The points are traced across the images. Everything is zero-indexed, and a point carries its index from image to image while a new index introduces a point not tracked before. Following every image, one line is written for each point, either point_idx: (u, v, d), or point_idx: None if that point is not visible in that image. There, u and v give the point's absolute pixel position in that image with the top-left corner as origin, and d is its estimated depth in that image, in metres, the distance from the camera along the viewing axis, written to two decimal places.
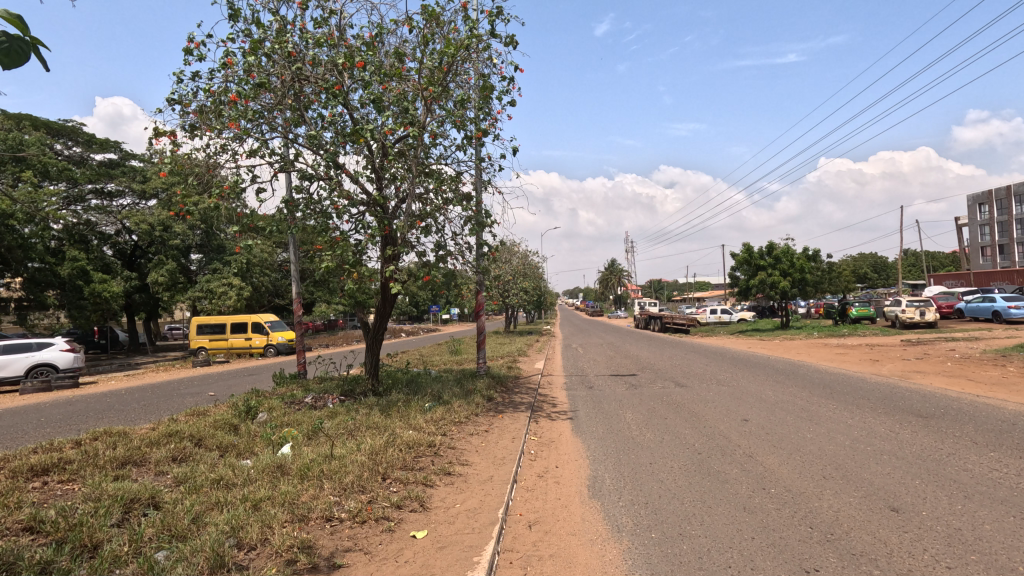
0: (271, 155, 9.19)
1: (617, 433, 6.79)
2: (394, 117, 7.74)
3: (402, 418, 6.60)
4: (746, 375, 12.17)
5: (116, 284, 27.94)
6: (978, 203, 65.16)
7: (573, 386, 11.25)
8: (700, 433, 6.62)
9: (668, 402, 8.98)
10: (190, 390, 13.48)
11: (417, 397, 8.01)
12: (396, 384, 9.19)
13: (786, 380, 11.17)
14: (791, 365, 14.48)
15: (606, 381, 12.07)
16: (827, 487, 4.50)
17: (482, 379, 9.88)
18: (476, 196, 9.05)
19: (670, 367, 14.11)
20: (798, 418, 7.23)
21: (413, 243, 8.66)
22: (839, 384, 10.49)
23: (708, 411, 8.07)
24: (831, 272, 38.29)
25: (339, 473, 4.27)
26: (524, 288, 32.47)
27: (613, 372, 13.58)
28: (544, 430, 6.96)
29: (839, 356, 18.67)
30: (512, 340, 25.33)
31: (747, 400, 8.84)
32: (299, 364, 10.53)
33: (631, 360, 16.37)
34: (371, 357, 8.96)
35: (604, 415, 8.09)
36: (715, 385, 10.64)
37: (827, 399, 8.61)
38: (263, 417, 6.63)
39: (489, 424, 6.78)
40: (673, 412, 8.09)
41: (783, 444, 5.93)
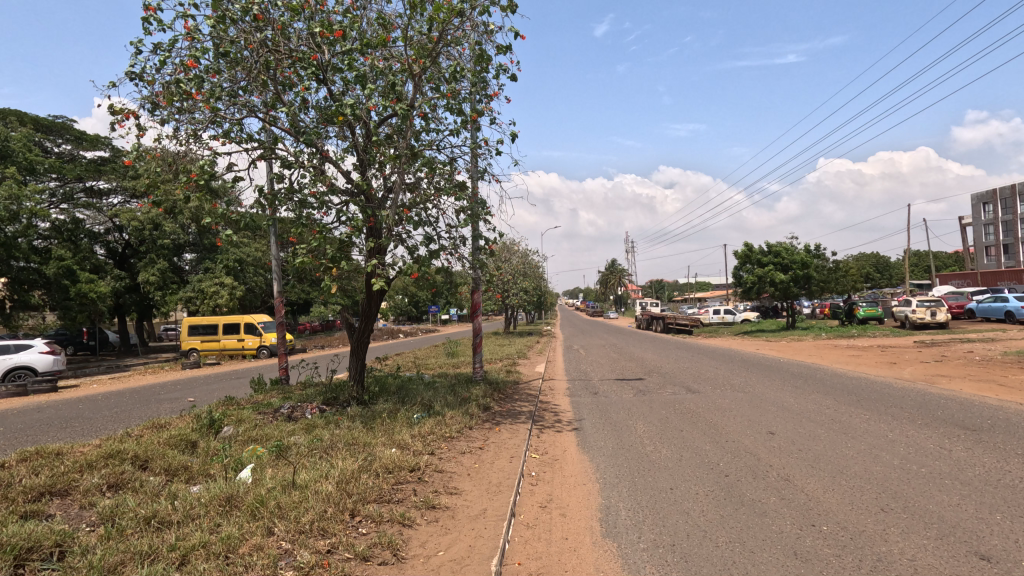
0: (248, 140, 8.42)
1: (628, 449, 6.04)
2: (379, 94, 6.98)
3: (385, 434, 5.83)
4: (761, 380, 11.39)
5: (104, 284, 27.14)
6: (983, 202, 64.37)
7: (577, 392, 10.48)
8: (723, 449, 5.86)
9: (682, 411, 8.23)
10: (170, 395, 12.68)
11: (406, 407, 7.24)
12: (384, 392, 8.39)
13: (805, 385, 10.40)
14: (806, 369, 13.69)
15: (611, 387, 11.30)
16: (891, 523, 3.73)
17: (478, 385, 9.08)
18: (472, 185, 8.27)
19: (679, 371, 13.33)
20: (831, 431, 6.47)
21: (401, 236, 7.86)
22: (864, 390, 9.72)
23: (728, 422, 7.30)
24: (837, 271, 37.48)
25: (299, 510, 3.50)
26: (524, 288, 31.69)
27: (618, 376, 12.82)
28: (546, 446, 6.19)
29: (853, 359, 17.89)
30: (512, 341, 24.59)
31: (769, 409, 8.08)
32: (281, 368, 9.72)
33: (636, 363, 15.63)
34: (357, 362, 8.13)
35: (612, 427, 7.31)
36: (730, 392, 9.87)
37: (857, 408, 7.84)
38: (229, 431, 5.85)
39: (485, 439, 6.00)
40: (688, 422, 7.33)
41: (821, 464, 5.16)
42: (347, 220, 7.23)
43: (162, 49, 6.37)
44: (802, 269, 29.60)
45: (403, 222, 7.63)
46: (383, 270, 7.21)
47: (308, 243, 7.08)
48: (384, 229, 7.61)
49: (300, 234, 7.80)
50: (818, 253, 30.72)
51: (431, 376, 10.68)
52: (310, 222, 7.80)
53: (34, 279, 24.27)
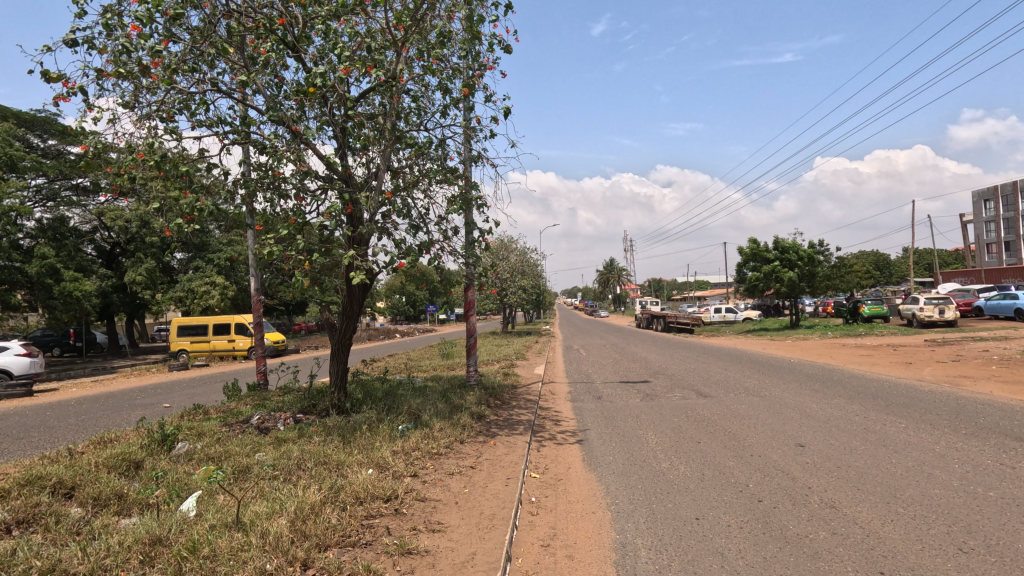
0: (219, 124, 7.67)
1: (641, 466, 5.32)
2: (357, 64, 6.27)
3: (363, 452, 5.08)
4: (775, 382, 10.65)
5: (90, 283, 26.28)
6: (984, 200, 63.76)
7: (579, 397, 9.75)
8: (749, 466, 5.14)
9: (696, 419, 7.50)
10: (145, 400, 11.90)
11: (390, 417, 6.50)
12: (368, 399, 7.64)
13: (825, 389, 9.67)
14: (820, 370, 12.96)
15: (617, 391, 10.54)
16: (977, 570, 3.01)
17: (472, 390, 8.34)
18: (464, 170, 7.54)
19: (685, 373, 12.62)
20: (868, 444, 5.75)
21: (385, 225, 7.09)
22: (890, 394, 9.01)
23: (749, 432, 6.55)
24: (842, 269, 36.76)
25: (234, 564, 2.74)
26: (522, 286, 30.93)
27: (623, 378, 12.07)
28: (547, 462, 5.45)
29: (865, 358, 17.17)
30: (510, 341, 23.84)
31: (792, 416, 7.36)
32: (260, 373, 8.95)
33: (640, 364, 14.91)
34: (338, 365, 7.38)
35: (621, 438, 6.58)
36: (746, 396, 9.13)
37: (889, 415, 7.11)
38: (184, 448, 5.09)
39: (477, 455, 5.25)
40: (706, 433, 6.58)
41: (869, 486, 4.44)
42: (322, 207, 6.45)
43: (110, 10, 5.65)
44: (808, 266, 29.10)
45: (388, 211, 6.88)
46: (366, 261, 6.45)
47: (278, 231, 6.31)
48: (365, 217, 6.85)
49: (268, 225, 6.96)
50: (824, 250, 30.01)
51: (423, 381, 9.91)
52: (276, 211, 6.94)
53: (16, 279, 23.40)
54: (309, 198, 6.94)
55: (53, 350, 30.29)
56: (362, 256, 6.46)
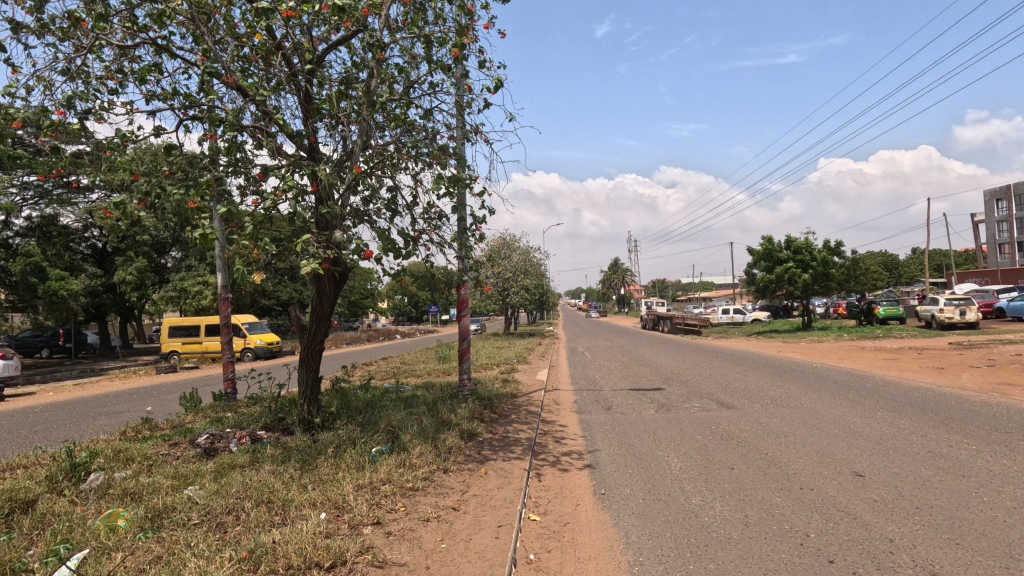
0: (171, 95, 6.65)
1: (666, 504, 4.28)
2: (322, 14, 5.28)
3: (319, 488, 4.05)
4: (803, 391, 9.59)
5: (77, 282, 25.32)
6: (997, 198, 62.25)
7: (587, 407, 8.73)
8: (804, 507, 4.08)
9: (724, 436, 6.43)
10: (112, 407, 10.90)
11: (365, 436, 5.48)
12: (343, 413, 6.59)
13: (862, 399, 8.60)
14: (847, 376, 11.86)
15: (627, 400, 9.48)
16: None
17: (464, 402, 7.30)
18: (455, 147, 6.50)
19: (701, 379, 11.59)
20: (944, 473, 4.71)
21: (359, 209, 6.04)
22: (940, 406, 7.97)
23: (791, 455, 5.51)
24: (855, 269, 35.58)
25: None
26: (525, 286, 29.92)
27: (632, 386, 11.03)
28: (551, 497, 4.41)
29: (890, 362, 16.10)
30: (512, 344, 22.83)
31: (837, 434, 6.28)
32: (226, 380, 7.94)
33: (650, 368, 13.90)
34: (310, 374, 6.32)
35: (638, 461, 5.55)
36: (775, 408, 8.08)
37: (952, 435, 6.05)
38: (97, 480, 4.09)
39: (463, 491, 4.21)
40: (741, 457, 5.51)
41: (973, 539, 3.40)
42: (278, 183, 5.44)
43: None
44: (822, 267, 28.04)
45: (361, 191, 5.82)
46: (332, 249, 5.44)
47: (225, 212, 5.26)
48: (334, 199, 5.80)
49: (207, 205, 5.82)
50: (838, 250, 28.91)
51: (413, 390, 8.86)
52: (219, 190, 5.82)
53: None
54: (265, 175, 5.89)
55: (41, 352, 29.44)
56: (327, 242, 5.43)
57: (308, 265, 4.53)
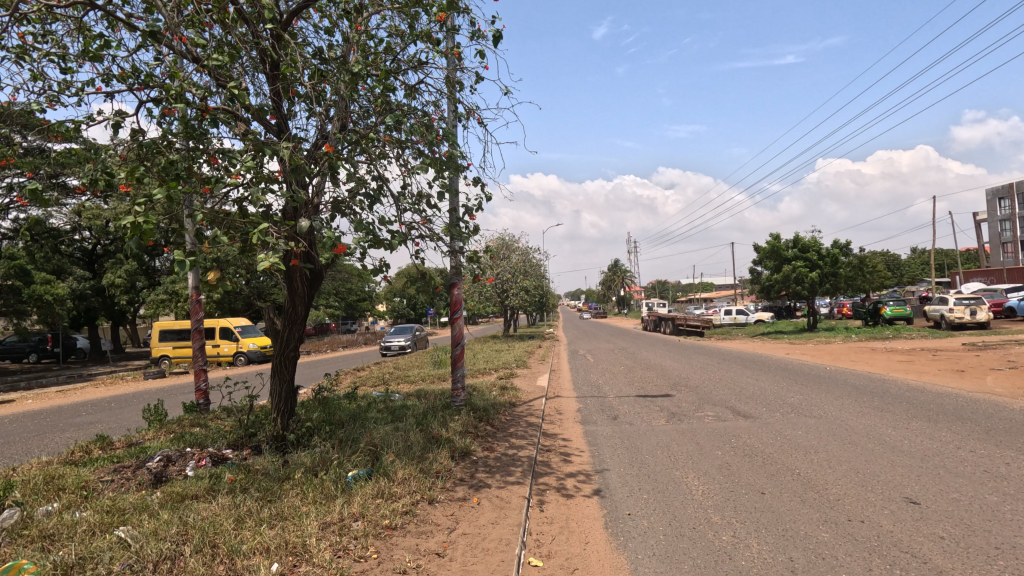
0: (127, 76, 5.93)
1: (692, 543, 3.59)
2: None
3: (278, 527, 3.38)
4: (824, 397, 8.93)
5: (63, 285, 24.62)
6: (1000, 197, 61.63)
7: (592, 417, 8.07)
8: (860, 548, 3.41)
9: (746, 452, 5.77)
10: (84, 417, 10.20)
11: (342, 456, 4.82)
12: (321, 428, 5.88)
13: (890, 406, 7.94)
14: (866, 380, 11.18)
15: (635, 408, 8.80)
16: None
17: (457, 413, 6.62)
18: (445, 131, 5.82)
19: (711, 384, 10.93)
20: (1013, 500, 4.05)
21: (335, 199, 5.35)
22: (977, 414, 7.30)
23: (827, 476, 4.84)
24: (861, 269, 34.96)
25: None
26: (525, 287, 29.25)
27: (639, 392, 10.35)
28: (555, 533, 3.74)
29: (906, 365, 15.45)
30: (511, 346, 22.17)
31: (875, 450, 5.59)
32: (198, 391, 7.25)
33: (656, 372, 13.25)
34: (286, 386, 5.67)
35: (652, 483, 4.89)
36: (797, 417, 7.41)
37: (1003, 450, 5.40)
38: (9, 520, 3.43)
39: (450, 528, 3.54)
40: (772, 479, 4.83)
41: None
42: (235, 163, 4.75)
43: None
44: (830, 266, 27.45)
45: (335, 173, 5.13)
46: (299, 239, 4.75)
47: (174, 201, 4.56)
48: (306, 187, 5.11)
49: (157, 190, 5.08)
50: (845, 249, 28.31)
51: (404, 400, 8.18)
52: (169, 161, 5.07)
53: None
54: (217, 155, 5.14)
55: (29, 357, 28.82)
56: (293, 234, 4.73)
57: (263, 261, 3.83)
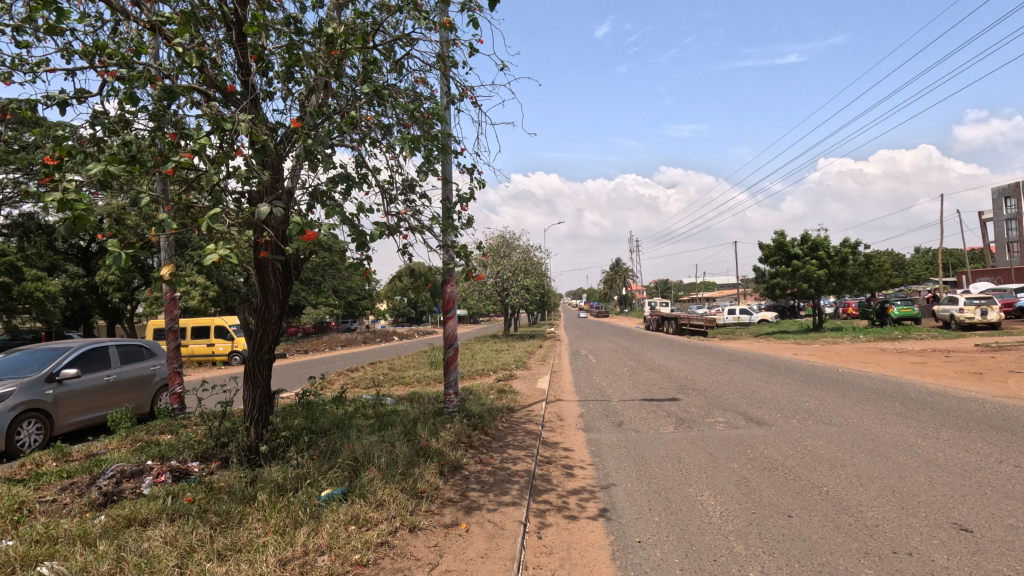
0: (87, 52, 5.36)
1: None
2: None
3: (232, 563, 2.88)
4: (841, 402, 8.42)
5: (55, 282, 24.11)
6: (1006, 195, 60.87)
7: (595, 423, 7.55)
8: None
9: (766, 465, 5.25)
10: (59, 420, 9.66)
11: (318, 472, 4.31)
12: (299, 438, 5.37)
13: (914, 412, 7.44)
14: (883, 383, 10.64)
15: (640, 413, 8.29)
16: None
17: (449, 421, 6.11)
18: (436, 113, 5.34)
19: (720, 387, 10.42)
20: None
21: (312, 186, 4.87)
22: (1009, 422, 6.80)
23: (862, 496, 4.33)
24: (867, 268, 34.41)
25: None
26: (526, 286, 28.73)
27: (644, 395, 9.83)
28: (556, 566, 3.24)
29: (919, 366, 14.93)
30: (510, 346, 21.64)
31: (909, 465, 5.06)
32: (173, 395, 6.76)
33: (661, 374, 12.74)
34: (261, 392, 5.15)
35: (665, 502, 4.38)
36: (818, 426, 6.86)
37: None
38: None
39: (435, 562, 3.05)
40: (800, 501, 4.31)
41: None
42: (192, 140, 4.28)
43: None
44: (837, 265, 26.92)
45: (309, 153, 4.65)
46: (263, 227, 4.25)
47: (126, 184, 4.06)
48: (279, 172, 4.62)
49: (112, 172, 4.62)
50: (852, 247, 27.76)
51: (395, 405, 7.67)
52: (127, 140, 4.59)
53: None
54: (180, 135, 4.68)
55: None
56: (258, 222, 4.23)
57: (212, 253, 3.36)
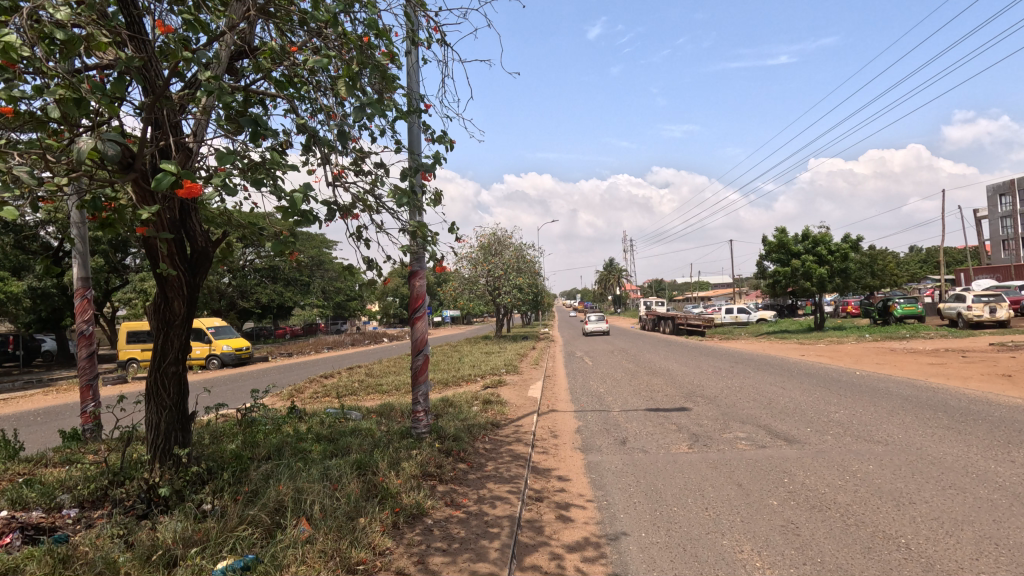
0: None
1: None
2: None
3: None
4: (875, 412, 7.36)
5: (20, 283, 22.64)
6: (1000, 193, 60.29)
7: (596, 441, 6.44)
8: None
9: (815, 503, 4.14)
10: None
11: (225, 528, 3.17)
12: (222, 473, 4.19)
13: (965, 425, 6.40)
14: (911, 388, 9.60)
15: (646, 427, 7.18)
16: None
17: (418, 445, 4.95)
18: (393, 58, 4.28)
19: (732, 395, 9.35)
20: None
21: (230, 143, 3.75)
22: None
23: (960, 554, 3.22)
24: (868, 266, 33.59)
25: None
26: (518, 285, 27.65)
27: (649, 405, 8.73)
28: None
29: (939, 367, 13.96)
30: (502, 348, 20.55)
31: (999, 503, 3.96)
32: (83, 414, 5.63)
33: (664, 379, 11.68)
34: (177, 413, 4.03)
35: (694, 563, 3.26)
36: (860, 444, 5.78)
37: None
38: None
39: None
40: (878, 562, 3.20)
41: None
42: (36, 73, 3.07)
43: None
44: (838, 262, 26.08)
45: (212, 102, 3.56)
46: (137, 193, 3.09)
47: None
48: (177, 122, 3.47)
49: None
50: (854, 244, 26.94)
51: (360, 421, 6.51)
52: None
53: None
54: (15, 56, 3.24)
55: None
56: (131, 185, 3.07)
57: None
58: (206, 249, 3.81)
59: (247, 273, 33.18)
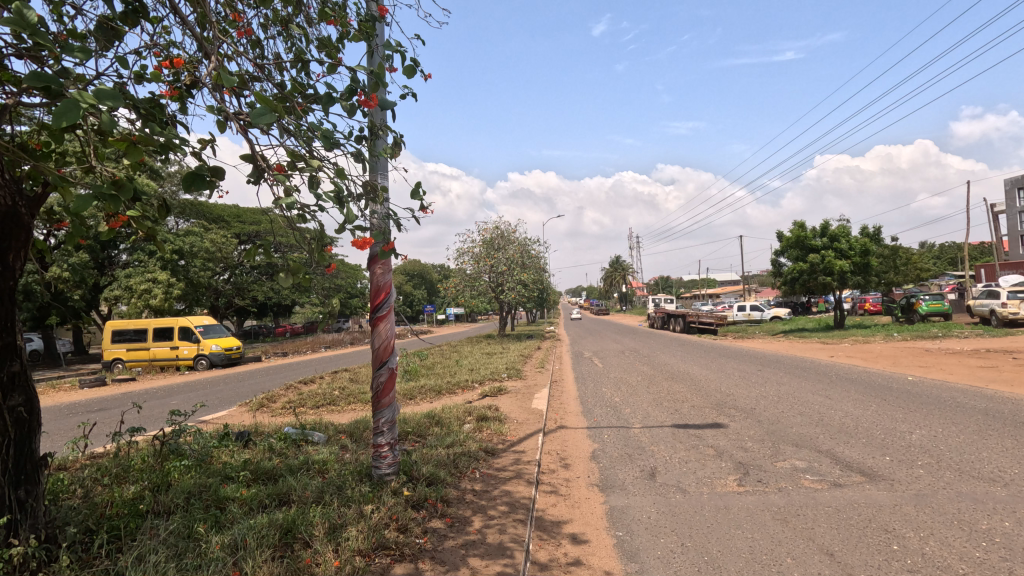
0: None
1: None
2: None
3: None
4: (962, 434, 5.92)
5: None
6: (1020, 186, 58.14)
7: (617, 473, 5.05)
8: None
9: None
10: None
11: None
12: (79, 550, 2.84)
13: None
14: (981, 398, 8.16)
15: (678, 452, 5.80)
16: None
17: (381, 494, 3.58)
18: None
19: (771, 406, 7.94)
20: None
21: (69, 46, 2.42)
22: None
23: None
24: (889, 263, 31.90)
25: None
26: (523, 281, 26.30)
27: (676, 419, 7.35)
28: None
29: (991, 372, 12.44)
30: (505, 348, 19.26)
31: None
32: None
33: (687, 386, 10.30)
34: (7, 463, 2.71)
35: None
36: (969, 484, 4.36)
37: None
38: None
39: None
40: None
41: None
42: None
43: None
44: (862, 256, 24.48)
45: None
46: None
47: None
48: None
49: None
50: (877, 237, 25.40)
51: (319, 448, 5.17)
52: None
53: None
54: None
55: None
56: None
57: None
58: (14, 208, 2.74)
59: (242, 270, 31.89)
